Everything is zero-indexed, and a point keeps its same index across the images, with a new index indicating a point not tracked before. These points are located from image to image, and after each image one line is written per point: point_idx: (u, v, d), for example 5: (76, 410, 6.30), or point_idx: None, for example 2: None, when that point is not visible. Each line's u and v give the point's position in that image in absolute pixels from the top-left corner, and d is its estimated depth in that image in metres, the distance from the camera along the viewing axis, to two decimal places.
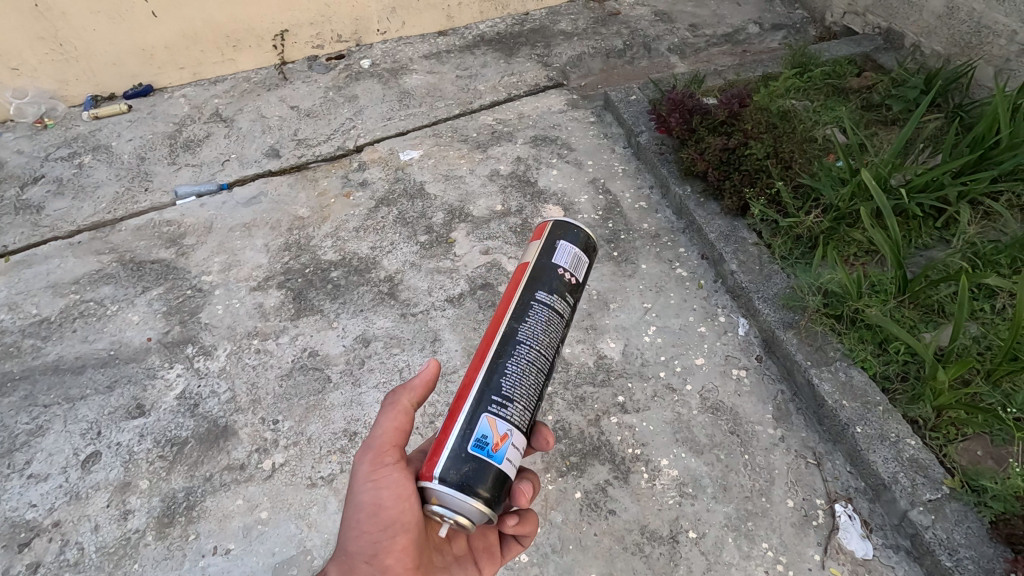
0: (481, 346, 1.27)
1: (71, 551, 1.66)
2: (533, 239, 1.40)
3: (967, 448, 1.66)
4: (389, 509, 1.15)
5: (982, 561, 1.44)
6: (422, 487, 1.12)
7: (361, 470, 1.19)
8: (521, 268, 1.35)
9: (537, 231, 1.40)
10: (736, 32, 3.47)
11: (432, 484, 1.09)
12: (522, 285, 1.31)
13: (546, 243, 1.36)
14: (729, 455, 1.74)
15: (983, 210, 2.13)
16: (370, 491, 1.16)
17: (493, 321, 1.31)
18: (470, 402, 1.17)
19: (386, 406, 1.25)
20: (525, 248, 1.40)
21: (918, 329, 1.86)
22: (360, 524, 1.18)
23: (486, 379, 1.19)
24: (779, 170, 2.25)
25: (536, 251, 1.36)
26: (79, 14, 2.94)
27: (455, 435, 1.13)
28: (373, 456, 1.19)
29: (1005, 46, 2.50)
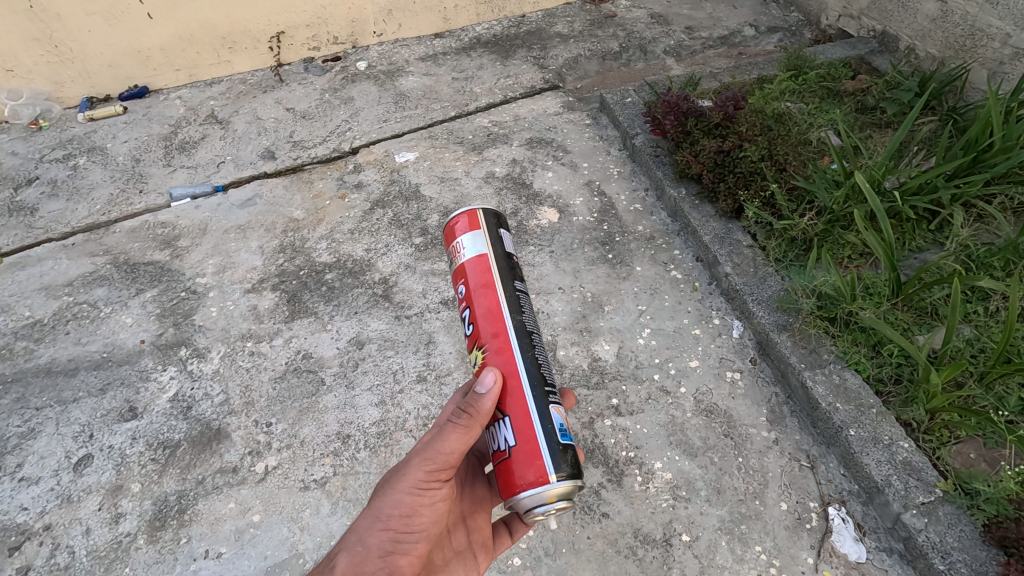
0: (497, 346, 1.26)
1: (62, 555, 1.65)
2: (468, 229, 1.38)
3: (960, 450, 1.66)
4: (423, 518, 1.18)
5: (975, 564, 1.43)
6: (529, 494, 1.14)
7: (413, 476, 1.16)
8: (482, 262, 1.34)
9: (470, 221, 1.38)
10: (732, 35, 3.48)
11: (551, 483, 1.14)
12: (495, 275, 1.33)
13: (492, 233, 1.38)
14: (723, 458, 1.73)
15: (976, 212, 2.13)
16: (413, 497, 1.17)
17: (485, 318, 1.29)
18: (533, 400, 1.22)
19: (454, 425, 1.19)
20: (463, 237, 1.37)
21: (912, 331, 1.86)
22: (388, 521, 1.15)
23: (528, 373, 1.24)
24: (774, 172, 2.26)
25: (486, 240, 1.36)
26: (74, 16, 2.94)
27: (540, 434, 1.18)
28: (428, 470, 1.18)
29: (999, 50, 2.51)
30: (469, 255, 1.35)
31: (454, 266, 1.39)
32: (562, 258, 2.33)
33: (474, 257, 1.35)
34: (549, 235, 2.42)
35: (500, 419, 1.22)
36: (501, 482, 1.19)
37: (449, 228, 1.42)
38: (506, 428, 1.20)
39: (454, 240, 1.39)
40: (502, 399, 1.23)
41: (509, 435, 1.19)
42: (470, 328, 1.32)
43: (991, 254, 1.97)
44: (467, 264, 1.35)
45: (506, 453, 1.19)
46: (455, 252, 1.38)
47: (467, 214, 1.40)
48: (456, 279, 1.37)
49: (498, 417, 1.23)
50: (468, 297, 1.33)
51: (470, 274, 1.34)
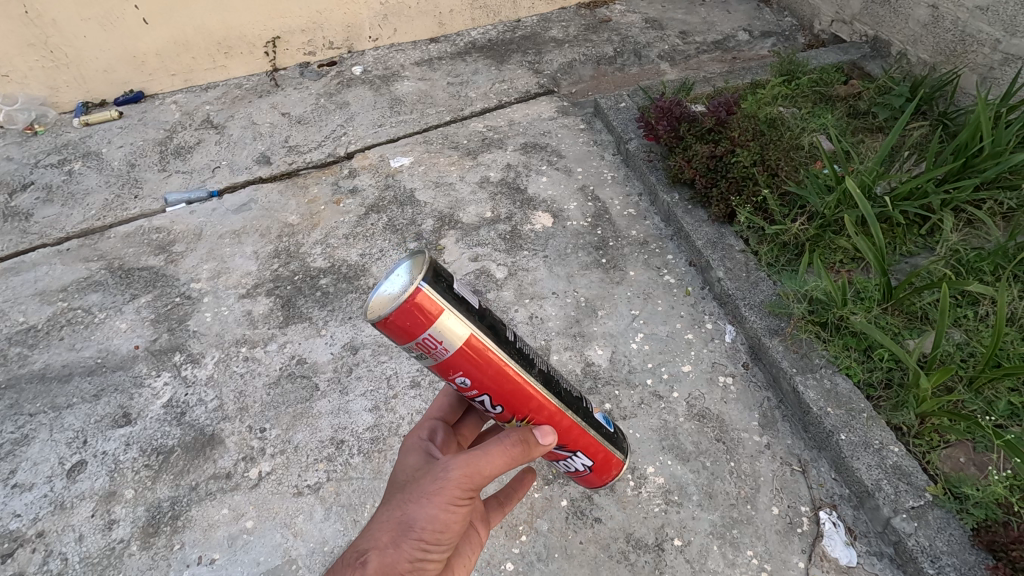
0: (540, 408, 1.18)
1: (55, 562, 1.65)
2: (428, 321, 1.00)
3: (950, 455, 1.67)
4: (454, 531, 1.11)
5: (964, 568, 1.43)
6: (613, 479, 1.39)
7: (452, 493, 1.08)
8: (469, 347, 1.05)
9: (423, 314, 0.99)
10: (725, 40, 3.50)
11: (625, 464, 1.37)
12: (492, 348, 1.08)
13: (456, 306, 1.03)
14: (714, 463, 1.74)
15: (966, 217, 2.14)
16: (449, 513, 1.08)
17: (513, 394, 1.14)
18: (587, 424, 1.26)
19: (505, 444, 1.10)
20: (428, 337, 1.01)
21: (903, 335, 1.87)
22: (421, 533, 1.07)
23: (572, 411, 1.23)
24: (766, 177, 2.27)
25: (458, 317, 1.03)
26: (69, 21, 2.95)
27: (603, 441, 1.31)
28: (468, 487, 1.09)
29: (989, 55, 2.52)
30: (451, 347, 1.04)
31: (433, 363, 1.07)
32: (556, 262, 2.35)
33: (457, 348, 1.04)
34: (543, 240, 2.43)
35: (569, 455, 1.29)
36: (584, 480, 1.39)
37: (391, 328, 1.00)
38: (580, 457, 1.30)
39: (416, 341, 1.02)
40: (567, 443, 1.25)
41: (586, 460, 1.31)
42: (496, 408, 1.16)
43: (980, 258, 1.99)
44: (455, 358, 1.06)
45: (587, 469, 1.34)
46: (424, 353, 1.04)
47: (410, 305, 0.97)
48: (445, 373, 1.09)
49: (565, 455, 1.29)
50: (481, 388, 1.11)
51: (468, 367, 1.07)
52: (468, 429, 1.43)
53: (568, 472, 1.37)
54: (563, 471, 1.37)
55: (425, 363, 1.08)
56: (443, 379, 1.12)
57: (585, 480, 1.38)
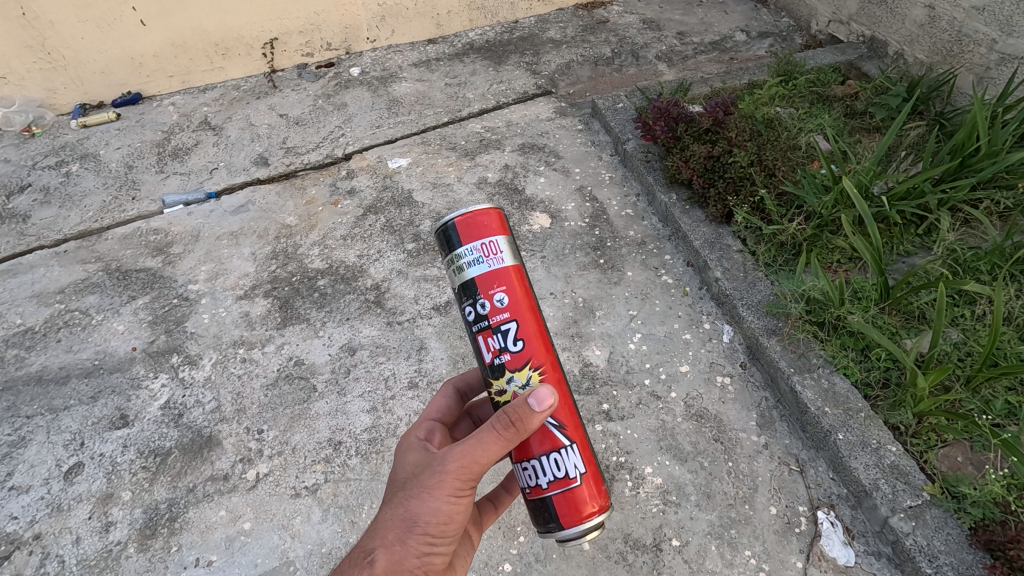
0: (551, 366, 1.19)
1: (52, 564, 1.64)
2: (491, 233, 1.18)
3: (947, 454, 1.67)
4: (458, 522, 1.12)
5: (962, 567, 1.43)
6: (590, 521, 1.17)
7: (451, 484, 1.08)
8: (514, 273, 1.18)
9: (493, 219, 1.19)
10: (723, 41, 3.51)
11: (605, 513, 1.19)
12: (531, 287, 1.22)
13: (512, 240, 1.22)
14: (713, 463, 1.74)
15: (962, 217, 2.15)
16: (450, 505, 1.09)
17: (535, 336, 1.18)
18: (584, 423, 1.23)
19: (501, 425, 1.08)
20: (491, 240, 1.18)
21: (900, 335, 1.87)
22: (426, 527, 1.08)
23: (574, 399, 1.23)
24: (763, 176, 2.28)
25: (512, 248, 1.20)
26: (66, 22, 2.95)
27: (594, 456, 1.22)
28: (467, 478, 1.09)
29: (986, 55, 2.53)
30: (499, 262, 1.17)
31: (480, 271, 1.16)
32: (554, 262, 2.35)
33: (504, 265, 1.17)
34: (541, 240, 2.43)
35: (565, 446, 1.18)
36: (561, 509, 1.17)
37: (459, 226, 1.18)
38: (574, 455, 1.18)
39: (476, 242, 1.17)
40: (566, 422, 1.18)
41: (578, 462, 1.18)
42: (514, 349, 1.17)
43: (978, 258, 1.99)
44: (504, 271, 1.17)
45: (576, 480, 1.17)
46: (477, 256, 1.17)
47: (483, 214, 1.19)
48: (484, 287, 1.16)
49: (561, 444, 1.18)
50: (513, 311, 1.17)
51: (511, 283, 1.17)
52: (463, 432, 1.43)
53: (550, 485, 1.17)
54: (546, 479, 1.17)
55: (470, 276, 1.17)
56: (476, 297, 1.17)
57: (562, 504, 1.17)
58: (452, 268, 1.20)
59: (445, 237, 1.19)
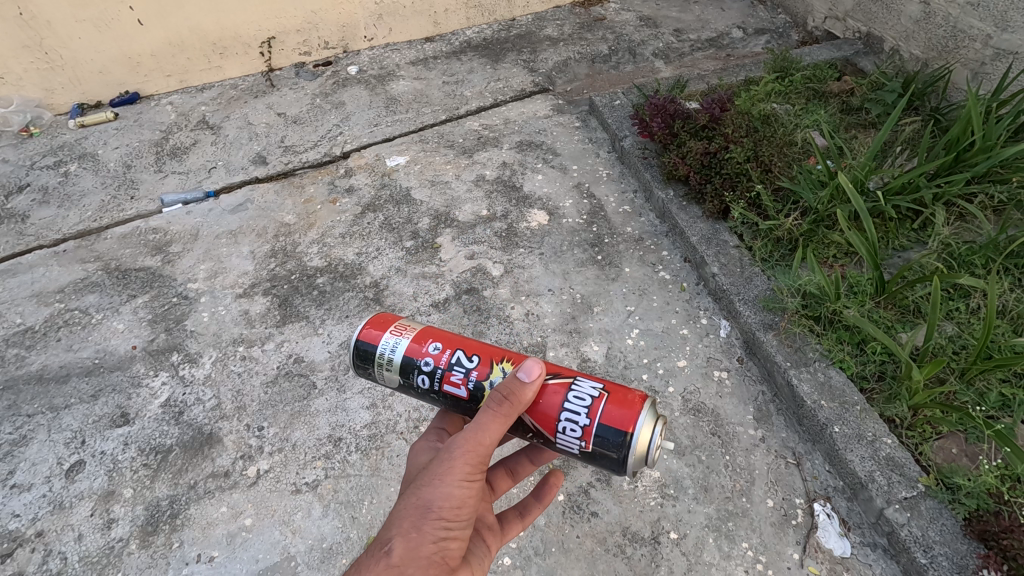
0: (514, 352, 1.29)
1: (55, 561, 1.65)
2: (393, 321, 1.34)
3: (942, 446, 1.68)
4: (472, 507, 1.12)
5: (956, 558, 1.45)
6: (644, 420, 1.15)
7: (459, 467, 1.09)
8: (428, 329, 1.32)
9: (383, 317, 1.35)
10: (720, 37, 3.52)
11: (648, 404, 1.17)
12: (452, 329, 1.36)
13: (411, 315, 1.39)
14: (710, 457, 1.76)
15: (958, 211, 2.16)
16: (463, 489, 1.10)
17: (482, 345, 1.30)
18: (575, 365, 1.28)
19: (497, 403, 1.12)
20: (395, 325, 1.33)
21: (896, 328, 1.89)
22: (440, 512, 1.08)
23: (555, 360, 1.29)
24: (759, 173, 2.30)
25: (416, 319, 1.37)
26: (63, 22, 2.94)
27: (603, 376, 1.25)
28: (477, 459, 1.11)
29: (981, 50, 2.54)
30: (413, 331, 1.31)
31: (404, 345, 1.29)
32: (552, 259, 2.36)
33: (418, 329, 1.32)
34: (539, 238, 2.44)
35: (572, 381, 1.21)
36: (613, 426, 1.15)
37: (366, 335, 1.32)
38: (585, 381, 1.21)
39: (386, 334, 1.31)
40: (559, 369, 1.23)
41: (592, 382, 1.21)
42: (473, 364, 1.26)
43: (972, 252, 2.01)
44: (421, 332, 1.31)
45: (602, 395, 1.18)
46: (392, 339, 1.30)
47: (378, 316, 1.35)
48: (418, 349, 1.28)
49: (568, 383, 1.21)
50: (450, 345, 1.28)
51: (433, 335, 1.31)
52: None
53: (589, 419, 1.16)
54: (582, 417, 1.16)
55: (400, 355, 1.28)
56: (416, 365, 1.27)
57: (612, 423, 1.15)
58: (384, 370, 1.30)
59: (362, 353, 1.31)
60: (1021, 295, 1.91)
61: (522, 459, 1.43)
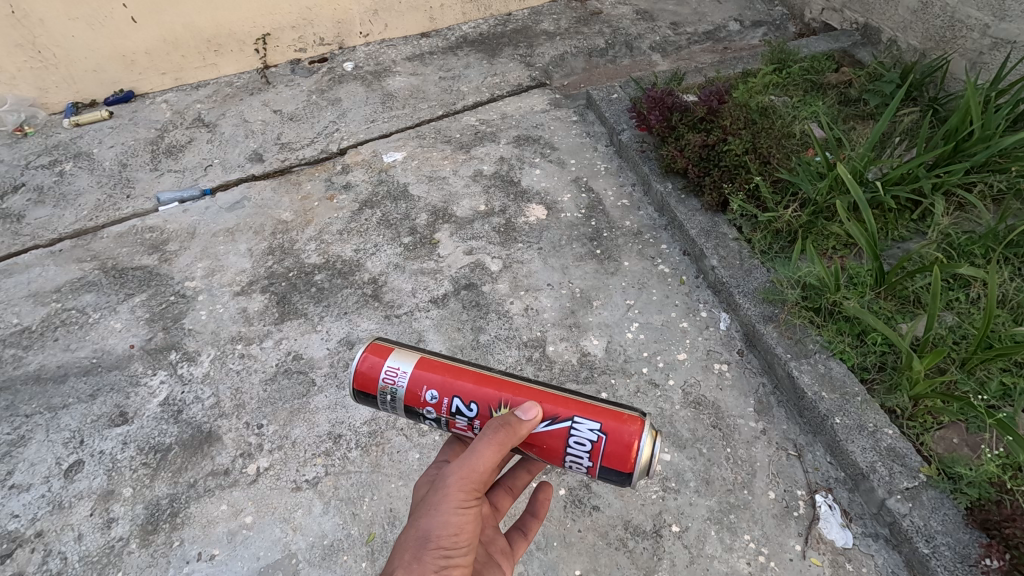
0: (510, 389, 1.26)
1: (55, 561, 1.65)
2: (386, 358, 1.30)
3: (943, 436, 1.68)
4: (470, 533, 1.12)
5: (958, 547, 1.45)
6: (645, 444, 1.18)
7: (454, 494, 1.11)
8: (424, 369, 1.28)
9: (378, 352, 1.31)
10: (717, 30, 3.50)
11: (648, 422, 1.20)
12: (446, 360, 1.31)
13: (403, 345, 1.33)
14: (711, 449, 1.75)
15: (957, 201, 2.16)
16: (459, 516, 1.11)
17: (478, 386, 1.27)
18: (571, 391, 1.25)
19: (494, 434, 1.14)
20: (389, 367, 1.29)
21: (896, 319, 1.89)
22: (438, 541, 1.08)
23: (551, 387, 1.26)
24: (758, 165, 2.29)
25: (409, 351, 1.31)
26: (56, 20, 2.91)
27: (599, 401, 1.23)
28: (471, 484, 1.12)
29: (978, 40, 2.53)
30: (408, 371, 1.28)
31: (403, 393, 1.28)
32: (551, 254, 2.35)
33: (412, 370, 1.28)
34: (537, 232, 2.44)
35: (569, 425, 1.21)
36: (616, 465, 1.19)
37: (362, 378, 1.29)
38: (584, 422, 1.20)
39: (382, 379, 1.28)
40: (556, 412, 1.22)
41: (591, 424, 1.20)
42: (472, 409, 1.26)
43: (971, 242, 2.01)
44: (417, 373, 1.28)
45: (600, 438, 1.19)
46: (391, 384, 1.28)
47: (370, 352, 1.31)
48: (417, 398, 1.28)
49: (566, 428, 1.21)
50: (447, 392, 1.27)
51: (428, 377, 1.27)
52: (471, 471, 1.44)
53: (591, 462, 1.21)
54: (585, 461, 1.21)
55: (401, 401, 1.29)
56: (419, 412, 1.30)
57: (616, 466, 1.19)
58: (390, 410, 1.32)
59: (364, 395, 1.31)
60: (1020, 284, 1.91)
61: (520, 473, 1.41)
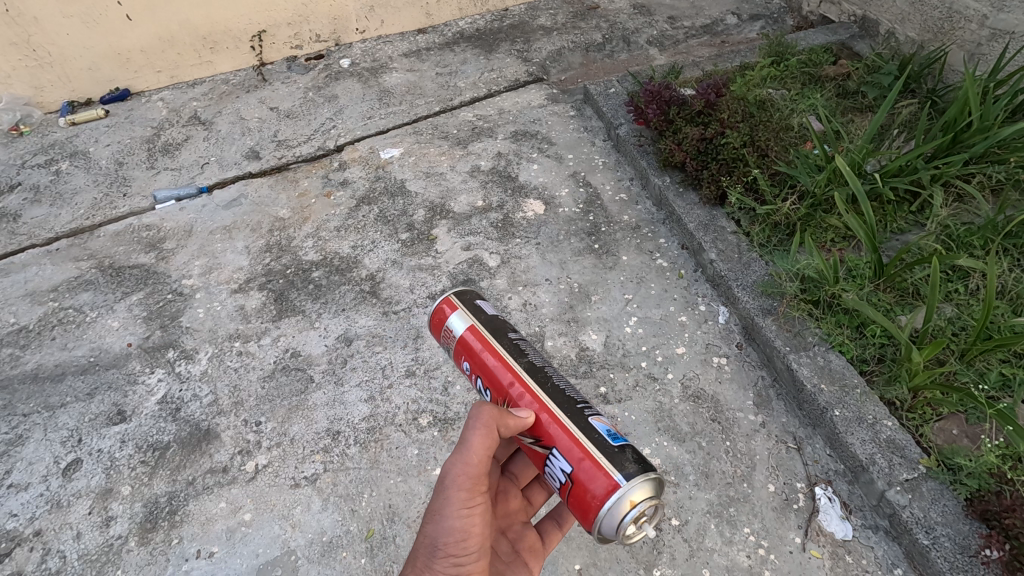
0: (517, 393, 1.27)
1: (53, 560, 1.64)
2: (446, 316, 1.40)
3: (943, 428, 1.68)
4: (479, 534, 1.16)
5: (958, 539, 1.45)
6: (609, 511, 1.10)
7: (455, 498, 1.15)
8: (469, 336, 1.36)
9: (444, 307, 1.42)
10: (714, 24, 3.49)
11: (623, 490, 1.09)
12: (490, 336, 1.34)
13: (468, 305, 1.40)
14: (710, 443, 1.75)
15: (955, 192, 2.15)
16: (464, 519, 1.15)
17: (495, 377, 1.31)
18: (572, 418, 1.21)
19: (481, 427, 1.17)
20: (444, 326, 1.41)
21: (895, 311, 1.88)
22: (446, 548, 1.13)
23: (558, 405, 1.23)
24: (756, 158, 2.28)
25: (465, 316, 1.38)
26: (50, 18, 2.89)
27: (591, 444, 1.16)
28: (471, 483, 1.16)
29: (977, 31, 2.52)
30: (457, 334, 1.38)
31: (451, 352, 1.42)
32: (549, 249, 2.35)
33: (458, 336, 1.38)
34: (535, 227, 2.43)
35: (549, 454, 1.21)
36: (580, 514, 1.16)
37: (432, 323, 1.46)
38: (558, 460, 1.19)
39: (440, 333, 1.42)
40: (542, 435, 1.22)
41: (564, 465, 1.18)
42: (489, 395, 1.34)
43: (970, 234, 2.00)
44: (460, 342, 1.37)
45: (569, 481, 1.17)
46: (445, 340, 1.42)
47: (440, 303, 1.43)
48: (458, 361, 1.41)
49: (547, 454, 1.22)
50: (475, 370, 1.36)
51: (467, 349, 1.36)
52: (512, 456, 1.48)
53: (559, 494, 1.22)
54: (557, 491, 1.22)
55: (451, 355, 1.44)
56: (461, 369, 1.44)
57: (576, 513, 1.17)
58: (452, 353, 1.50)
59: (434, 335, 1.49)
60: (1019, 275, 1.90)
61: None
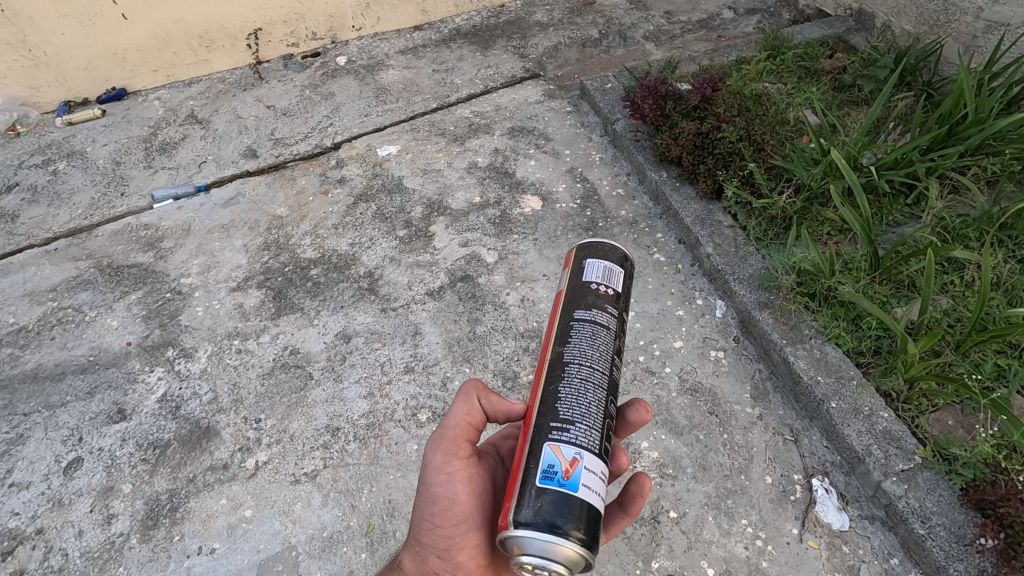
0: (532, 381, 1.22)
1: (56, 558, 1.65)
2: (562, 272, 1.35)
3: (938, 418, 1.69)
4: (464, 503, 1.16)
5: (953, 528, 1.46)
6: (501, 543, 1.03)
7: (435, 464, 1.19)
8: (556, 299, 1.30)
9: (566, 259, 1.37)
10: (711, 19, 3.49)
11: (507, 535, 1.00)
12: (562, 309, 1.25)
13: (573, 266, 1.31)
14: (708, 436, 1.76)
15: (951, 184, 2.17)
16: (444, 485, 1.17)
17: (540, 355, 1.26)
18: (533, 432, 1.11)
19: (460, 395, 1.24)
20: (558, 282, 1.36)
21: (890, 303, 1.89)
22: (432, 516, 1.17)
23: (538, 410, 1.13)
24: (752, 152, 2.27)
25: (565, 277, 1.30)
26: (46, 18, 2.89)
27: (523, 473, 1.06)
28: (448, 446, 1.20)
29: (972, 24, 2.53)
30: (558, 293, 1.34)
31: None
32: (547, 245, 2.36)
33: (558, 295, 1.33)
34: (532, 223, 2.44)
35: None
36: None
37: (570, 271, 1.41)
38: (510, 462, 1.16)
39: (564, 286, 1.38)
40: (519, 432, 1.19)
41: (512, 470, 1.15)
42: None
43: (965, 226, 2.01)
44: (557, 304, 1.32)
45: None
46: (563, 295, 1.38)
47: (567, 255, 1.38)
48: None
49: None
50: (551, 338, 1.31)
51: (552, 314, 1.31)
52: None
53: None
54: None
55: None
56: None
57: None
58: None
59: None
60: (1014, 266, 1.92)
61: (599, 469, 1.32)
